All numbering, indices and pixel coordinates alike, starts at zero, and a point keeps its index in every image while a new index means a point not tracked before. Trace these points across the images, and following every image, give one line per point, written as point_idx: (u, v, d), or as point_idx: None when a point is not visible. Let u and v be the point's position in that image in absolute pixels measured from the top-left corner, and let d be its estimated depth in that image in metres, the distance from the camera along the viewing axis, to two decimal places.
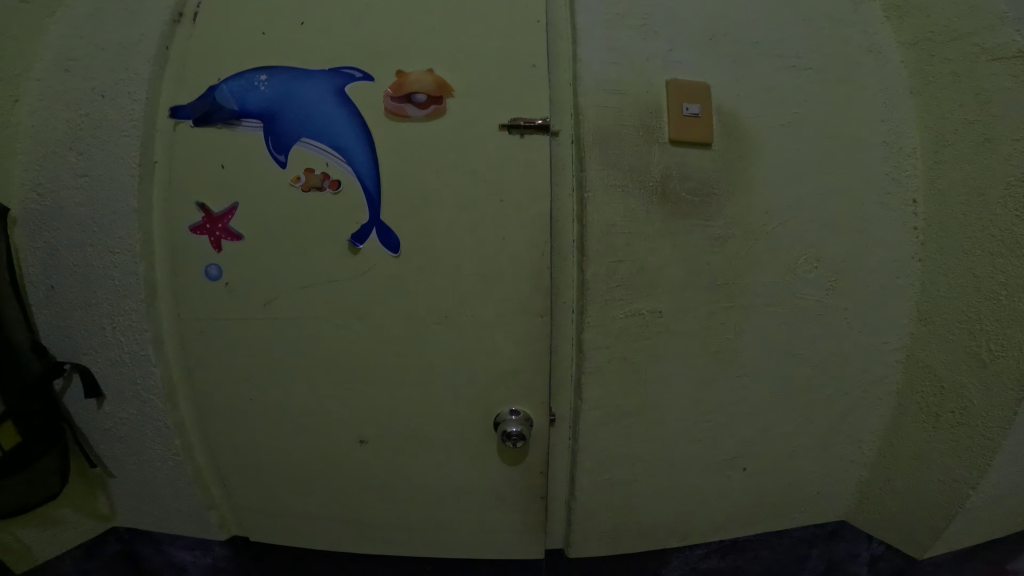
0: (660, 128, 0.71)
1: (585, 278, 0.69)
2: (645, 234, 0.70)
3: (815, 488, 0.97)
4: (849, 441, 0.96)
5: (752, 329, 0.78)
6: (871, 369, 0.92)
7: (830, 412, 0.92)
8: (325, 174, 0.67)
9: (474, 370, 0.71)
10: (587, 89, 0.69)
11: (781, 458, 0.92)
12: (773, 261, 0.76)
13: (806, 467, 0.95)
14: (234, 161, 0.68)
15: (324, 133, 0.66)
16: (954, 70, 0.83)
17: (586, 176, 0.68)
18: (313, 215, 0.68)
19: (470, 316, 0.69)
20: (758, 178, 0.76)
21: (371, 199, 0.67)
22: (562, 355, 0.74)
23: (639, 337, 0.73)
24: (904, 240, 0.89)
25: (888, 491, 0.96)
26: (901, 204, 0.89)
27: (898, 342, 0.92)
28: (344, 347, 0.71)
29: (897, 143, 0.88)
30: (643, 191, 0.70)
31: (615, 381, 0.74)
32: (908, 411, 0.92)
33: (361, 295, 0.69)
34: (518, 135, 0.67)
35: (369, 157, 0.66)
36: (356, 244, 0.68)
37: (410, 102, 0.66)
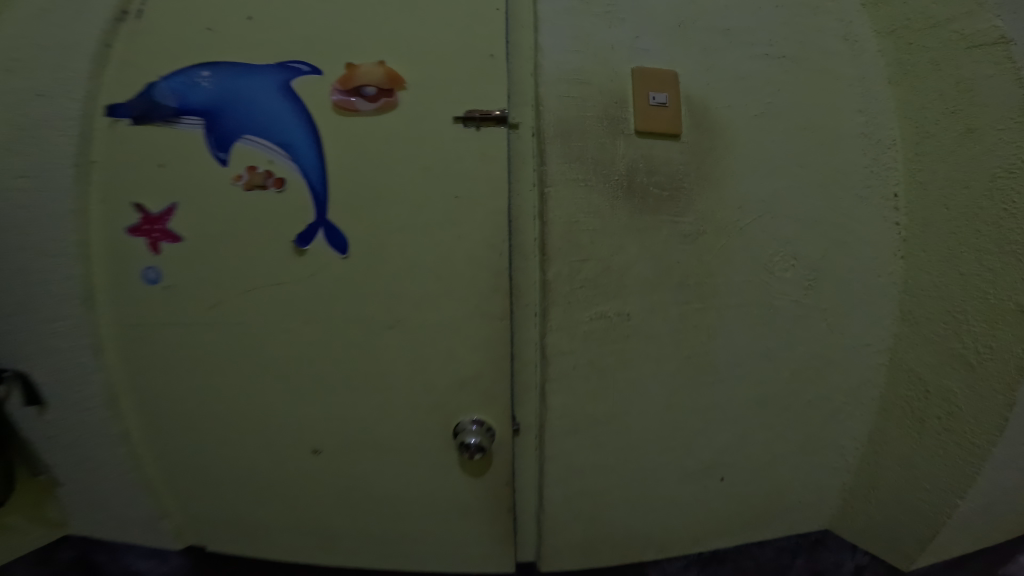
0: (626, 119, 0.68)
1: (546, 278, 0.66)
2: (610, 232, 0.67)
3: (797, 497, 0.95)
4: (830, 448, 0.94)
5: (726, 330, 0.76)
6: (852, 372, 0.90)
7: (809, 414, 0.90)
8: (268, 172, 0.64)
9: (433, 376, 0.68)
10: (548, 79, 0.66)
11: (760, 465, 0.90)
12: (746, 260, 0.73)
13: (786, 475, 0.92)
14: (175, 160, 0.65)
15: (266, 129, 0.63)
16: (933, 59, 0.80)
17: (546, 170, 0.65)
18: (256, 215, 0.65)
19: (426, 318, 0.67)
20: (730, 172, 0.73)
21: (317, 197, 0.64)
22: (525, 359, 0.71)
23: (605, 340, 0.70)
24: (886, 238, 0.87)
25: (871, 499, 0.93)
26: (880, 199, 0.86)
27: (880, 343, 0.90)
28: (296, 353, 0.68)
29: (875, 134, 0.86)
30: (607, 185, 0.67)
31: (581, 386, 0.71)
32: (892, 416, 0.90)
33: (311, 299, 0.66)
34: (474, 128, 0.64)
35: (314, 153, 0.63)
36: (301, 245, 0.65)
37: (360, 96, 0.63)
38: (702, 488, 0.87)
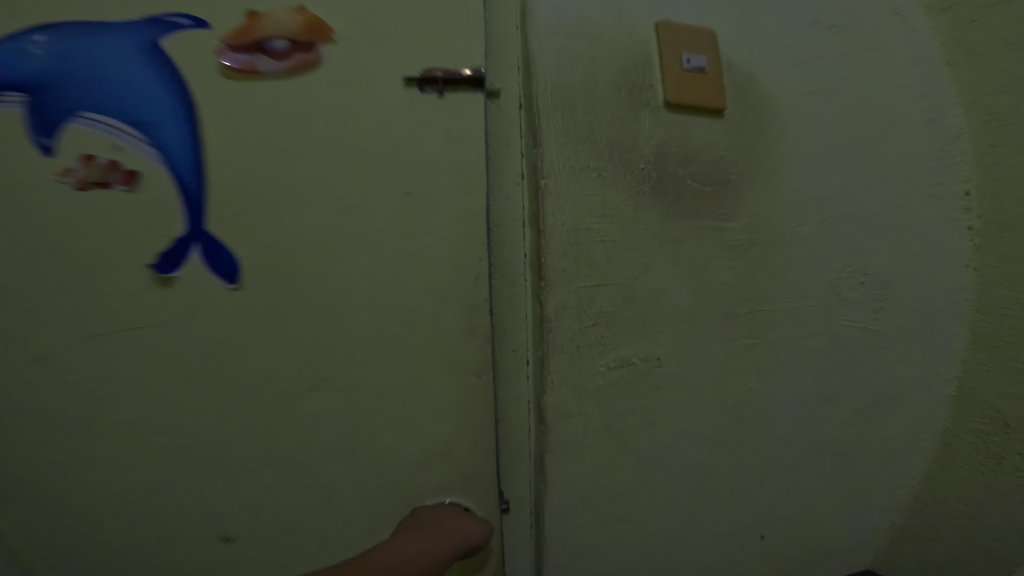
0: (652, 87, 0.49)
1: (544, 313, 0.45)
2: (633, 244, 0.47)
3: (838, 542, 0.74)
4: (885, 489, 0.74)
5: (784, 373, 0.57)
6: (919, 405, 0.71)
7: (867, 460, 0.70)
8: (112, 162, 0.39)
9: (378, 455, 0.46)
10: (540, 31, 0.45)
11: (808, 518, 0.69)
12: (811, 279, 0.55)
13: (833, 524, 0.72)
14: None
15: (109, 98, 0.39)
16: (1006, 38, 0.61)
17: (542, 156, 0.45)
18: (91, 233, 0.39)
19: (368, 374, 0.45)
20: (787, 162, 0.54)
21: (189, 200, 0.40)
22: (516, 423, 0.51)
23: (627, 395, 0.50)
24: (955, 248, 0.67)
25: (927, 540, 0.72)
26: (949, 200, 0.67)
27: (947, 372, 0.70)
28: (175, 450, 0.42)
29: (943, 118, 0.67)
30: (629, 177, 0.47)
31: (593, 457, 0.50)
32: (960, 453, 0.69)
33: (195, 363, 0.42)
34: (436, 95, 0.44)
35: (187, 135, 0.40)
36: (165, 272, 0.40)
37: (262, 52, 0.41)
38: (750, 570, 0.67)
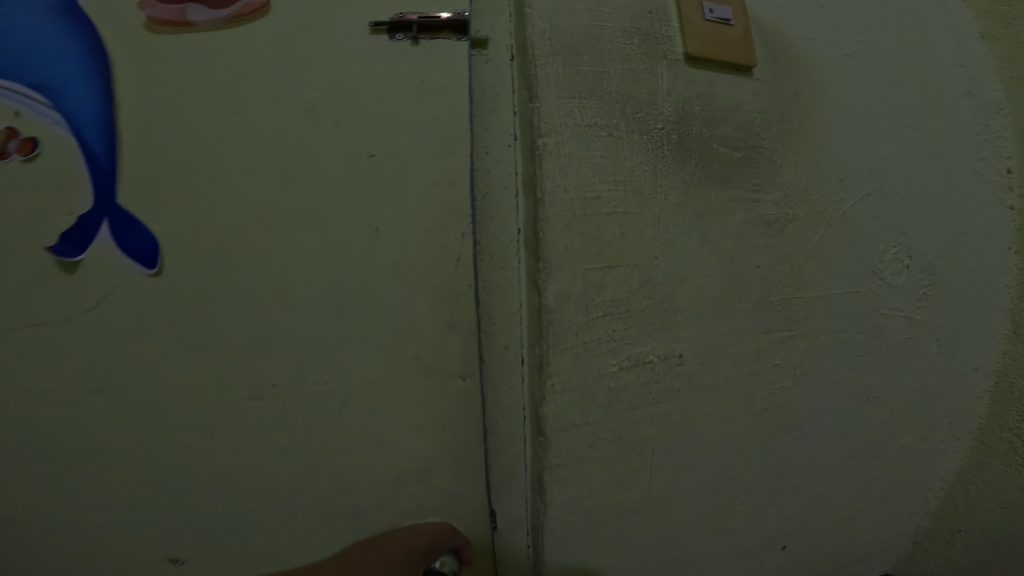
0: (670, 38, 0.41)
1: (543, 303, 0.38)
2: (652, 220, 0.40)
3: (863, 552, 0.66)
4: (916, 493, 0.66)
5: (820, 368, 0.50)
6: (958, 404, 0.63)
7: (900, 462, 0.63)
8: (12, 132, 0.44)
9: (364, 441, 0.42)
10: None
11: (834, 527, 0.61)
12: (852, 261, 0.48)
13: (860, 533, 0.64)
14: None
15: (25, 70, 0.44)
16: None
17: (541, 115, 0.37)
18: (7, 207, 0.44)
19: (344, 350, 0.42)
20: (824, 127, 0.47)
21: (97, 172, 0.43)
22: (512, 429, 0.44)
23: (643, 396, 0.42)
24: (999, 230, 0.60)
25: (954, 549, 0.66)
26: (992, 176, 0.60)
27: (988, 368, 0.63)
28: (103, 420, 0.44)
29: (988, 87, 0.60)
30: (646, 141, 0.40)
31: (604, 469, 0.43)
32: (993, 451, 0.63)
33: (114, 336, 0.43)
34: (409, 41, 0.43)
35: (94, 104, 0.43)
36: (72, 256, 0.43)
37: (195, 1, 0.43)
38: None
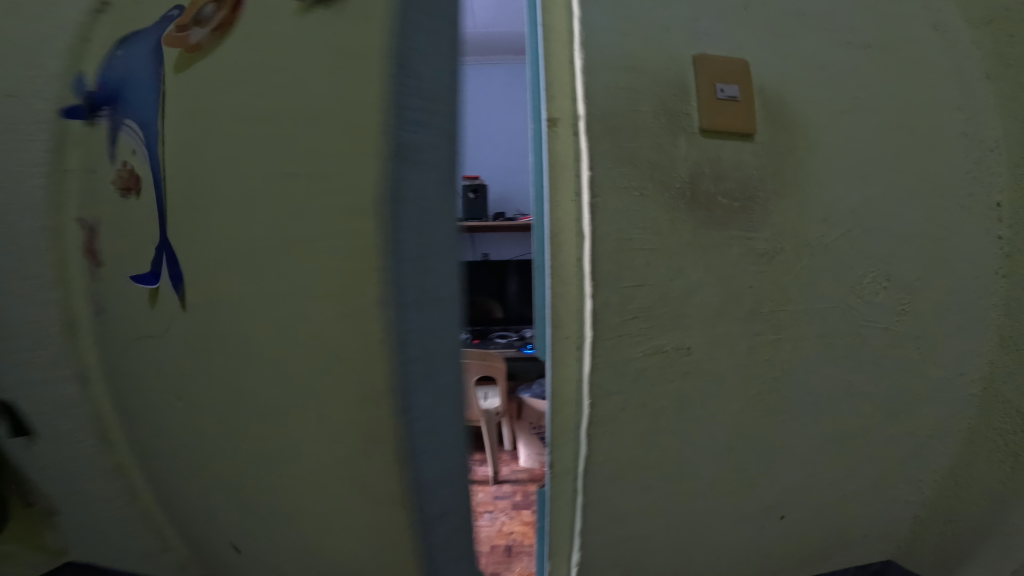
0: (689, 114, 0.54)
1: (592, 308, 0.52)
2: (671, 251, 0.53)
3: (860, 532, 0.71)
4: (906, 481, 0.70)
5: (803, 371, 0.59)
6: (941, 408, 0.66)
7: (886, 452, 0.66)
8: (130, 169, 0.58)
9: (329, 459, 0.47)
10: (592, 66, 0.53)
11: (830, 504, 0.67)
12: (834, 283, 0.57)
13: (857, 515, 0.69)
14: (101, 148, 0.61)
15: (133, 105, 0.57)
16: None
17: (593, 178, 0.52)
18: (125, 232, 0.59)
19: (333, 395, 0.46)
20: (812, 175, 0.56)
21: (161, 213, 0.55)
22: (563, 403, 0.57)
23: (660, 379, 0.55)
24: (983, 258, 0.63)
25: (947, 535, 0.71)
26: (981, 211, 0.63)
27: (974, 376, 0.66)
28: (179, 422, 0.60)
29: (987, 126, 0.63)
30: (668, 194, 0.53)
31: (630, 429, 0.57)
32: (982, 446, 0.67)
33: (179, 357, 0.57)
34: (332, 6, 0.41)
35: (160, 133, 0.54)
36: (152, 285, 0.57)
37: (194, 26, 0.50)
38: (776, 552, 0.69)
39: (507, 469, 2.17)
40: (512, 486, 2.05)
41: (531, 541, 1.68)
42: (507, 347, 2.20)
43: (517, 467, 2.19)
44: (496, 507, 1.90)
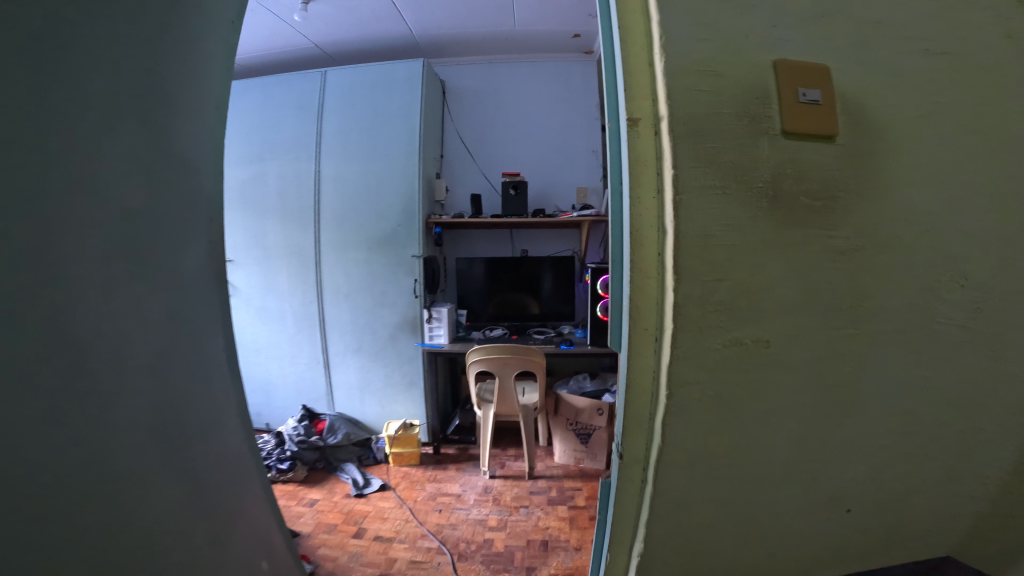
0: (771, 116, 0.56)
1: (675, 299, 0.53)
2: (752, 246, 0.54)
3: (921, 526, 0.71)
4: (971, 481, 0.68)
5: (880, 366, 0.60)
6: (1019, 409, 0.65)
7: (952, 449, 0.66)
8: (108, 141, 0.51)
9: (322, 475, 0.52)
10: (673, 70, 0.54)
11: (892, 499, 0.68)
12: (910, 278, 0.58)
13: (920, 508, 0.70)
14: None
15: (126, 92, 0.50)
16: None
17: (678, 177, 0.53)
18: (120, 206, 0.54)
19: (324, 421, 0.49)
20: (891, 178, 0.57)
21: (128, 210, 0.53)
22: (638, 393, 0.60)
23: (738, 370, 0.56)
24: None
25: (1009, 527, 0.71)
26: None
27: None
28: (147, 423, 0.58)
29: None
30: (751, 192, 0.54)
31: (704, 420, 0.58)
32: None
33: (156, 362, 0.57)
34: None
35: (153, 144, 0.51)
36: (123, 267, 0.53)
37: None
38: (837, 542, 0.69)
39: (542, 464, 2.21)
40: (547, 481, 2.07)
41: (567, 536, 1.71)
42: (545, 342, 2.21)
43: (552, 463, 2.21)
44: (532, 502, 1.93)
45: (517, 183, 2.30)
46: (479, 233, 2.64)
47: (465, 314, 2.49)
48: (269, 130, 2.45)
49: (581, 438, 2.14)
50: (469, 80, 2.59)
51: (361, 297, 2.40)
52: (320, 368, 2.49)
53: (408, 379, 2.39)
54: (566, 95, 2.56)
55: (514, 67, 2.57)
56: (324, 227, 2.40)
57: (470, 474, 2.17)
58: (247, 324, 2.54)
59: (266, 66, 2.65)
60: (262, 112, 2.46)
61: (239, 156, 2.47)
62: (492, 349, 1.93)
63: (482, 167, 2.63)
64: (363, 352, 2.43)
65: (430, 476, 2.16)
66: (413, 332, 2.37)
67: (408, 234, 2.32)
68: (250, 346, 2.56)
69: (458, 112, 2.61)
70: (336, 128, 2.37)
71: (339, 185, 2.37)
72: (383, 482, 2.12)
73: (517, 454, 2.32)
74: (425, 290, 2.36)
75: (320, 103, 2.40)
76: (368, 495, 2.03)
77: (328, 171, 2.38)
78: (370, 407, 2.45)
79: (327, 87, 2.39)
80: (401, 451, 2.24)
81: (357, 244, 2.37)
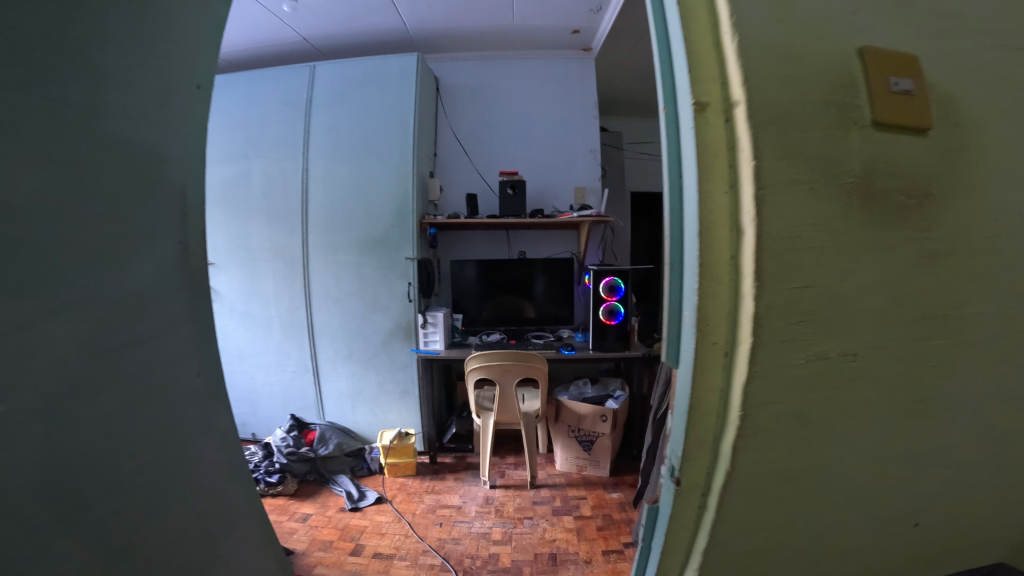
0: (860, 107, 0.50)
1: (756, 311, 0.46)
2: (842, 248, 0.48)
3: (984, 542, 0.66)
4: None
5: (967, 379, 0.55)
6: None
7: None
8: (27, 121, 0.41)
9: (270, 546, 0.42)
10: (750, 52, 0.48)
11: (961, 515, 0.63)
12: (1002, 284, 0.53)
13: (986, 526, 0.64)
14: (188, 127, 0.56)
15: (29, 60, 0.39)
16: None
17: (759, 170, 0.46)
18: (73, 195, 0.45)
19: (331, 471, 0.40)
20: (984, 176, 0.51)
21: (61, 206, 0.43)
22: (703, 413, 0.52)
23: (822, 387, 0.50)
24: None
25: None
26: None
27: None
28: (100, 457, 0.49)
29: None
30: (840, 189, 0.48)
31: (779, 443, 0.51)
32: None
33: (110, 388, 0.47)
34: None
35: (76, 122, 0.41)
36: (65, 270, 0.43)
37: None
38: (903, 564, 0.63)
39: (543, 472, 2.14)
40: (550, 491, 2.02)
41: (576, 549, 1.65)
42: (545, 346, 2.15)
43: (553, 471, 2.16)
44: (536, 513, 1.87)
45: (515, 183, 2.23)
46: (474, 235, 2.56)
47: (460, 318, 2.41)
48: (254, 127, 2.34)
49: (584, 445, 2.09)
50: (462, 77, 2.52)
51: (352, 301, 2.30)
52: (309, 376, 2.39)
53: (403, 386, 2.32)
54: (562, 93, 2.51)
55: (509, 64, 2.51)
56: (313, 228, 2.30)
57: (469, 484, 2.10)
58: (231, 329, 2.43)
59: (250, 60, 2.54)
60: (247, 108, 2.35)
61: (222, 154, 2.35)
62: (493, 355, 1.85)
63: (477, 167, 2.55)
64: (355, 359, 2.34)
65: (428, 488, 2.09)
66: (407, 337, 2.29)
67: (402, 235, 2.23)
68: (234, 353, 2.45)
69: (452, 110, 2.54)
70: (325, 125, 2.28)
71: (328, 185, 2.27)
72: (379, 494, 2.04)
73: (516, 462, 2.26)
74: (420, 294, 2.28)
75: (308, 99, 2.30)
76: (364, 508, 1.95)
77: (317, 170, 2.28)
78: (362, 415, 2.37)
79: (316, 83, 2.30)
80: (396, 461, 2.16)
81: (347, 246, 2.28)
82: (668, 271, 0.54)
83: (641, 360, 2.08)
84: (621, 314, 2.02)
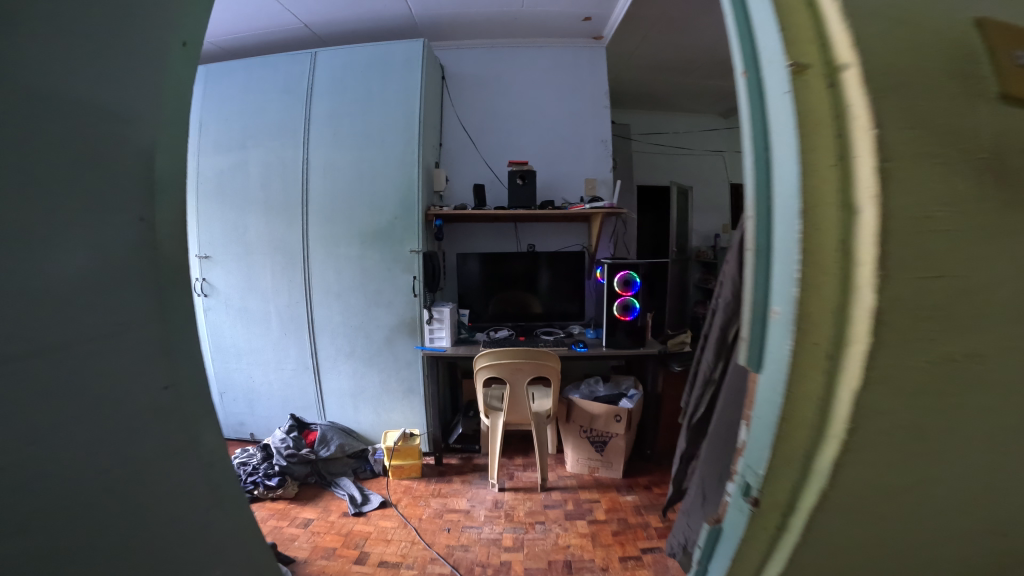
0: (983, 73, 0.39)
1: (878, 304, 0.37)
2: (977, 233, 0.38)
3: None
4: None
5: None
6: None
7: None
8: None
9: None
10: (858, 8, 0.40)
11: None
12: None
13: None
14: (172, 90, 0.46)
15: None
16: None
17: (880, 140, 0.37)
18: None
19: None
20: None
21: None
22: (794, 425, 0.45)
23: (942, 402, 0.41)
24: None
25: None
26: None
27: None
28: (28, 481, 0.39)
29: None
30: (974, 163, 0.38)
31: (888, 462, 0.43)
32: None
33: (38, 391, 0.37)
34: None
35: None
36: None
37: None
38: None
39: (554, 474, 2.07)
40: (561, 494, 1.94)
41: (592, 555, 1.57)
42: (556, 343, 2.06)
43: (564, 473, 2.08)
44: (548, 518, 1.79)
45: (524, 172, 2.14)
46: (480, 228, 2.48)
47: (467, 314, 2.32)
48: (252, 116, 2.25)
49: (596, 446, 2.01)
50: (469, 65, 2.43)
51: (354, 297, 2.22)
52: (309, 375, 2.31)
53: (407, 385, 2.24)
54: (572, 82, 2.42)
55: (517, 52, 2.42)
56: (313, 221, 2.21)
57: (477, 487, 2.02)
58: (228, 326, 2.35)
59: (248, 48, 2.45)
60: (245, 97, 2.26)
61: (219, 144, 2.27)
62: (505, 353, 1.77)
63: (484, 156, 2.46)
64: (357, 357, 2.25)
65: (434, 491, 2.01)
66: (412, 334, 2.20)
67: (406, 227, 2.14)
68: (232, 350, 2.37)
69: (458, 99, 2.45)
70: (326, 114, 2.18)
71: (329, 175, 2.18)
72: (383, 498, 1.95)
73: (525, 463, 2.18)
74: (425, 288, 2.19)
75: (308, 86, 2.21)
76: (368, 513, 1.86)
77: (317, 160, 2.18)
78: (365, 415, 2.29)
79: (317, 69, 2.20)
80: (401, 463, 2.08)
81: (349, 239, 2.19)
82: (752, 257, 0.47)
83: (656, 357, 2.00)
84: (636, 309, 1.94)
